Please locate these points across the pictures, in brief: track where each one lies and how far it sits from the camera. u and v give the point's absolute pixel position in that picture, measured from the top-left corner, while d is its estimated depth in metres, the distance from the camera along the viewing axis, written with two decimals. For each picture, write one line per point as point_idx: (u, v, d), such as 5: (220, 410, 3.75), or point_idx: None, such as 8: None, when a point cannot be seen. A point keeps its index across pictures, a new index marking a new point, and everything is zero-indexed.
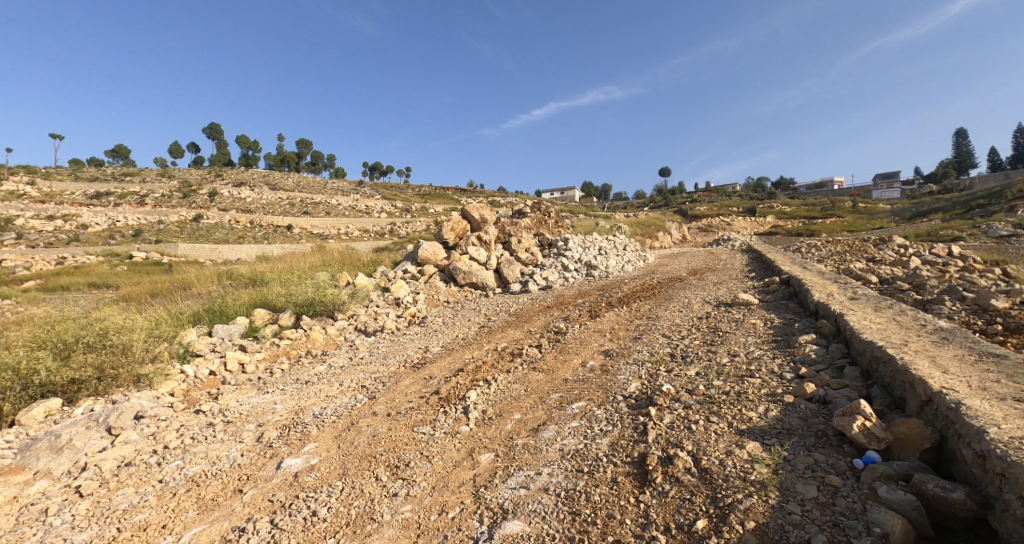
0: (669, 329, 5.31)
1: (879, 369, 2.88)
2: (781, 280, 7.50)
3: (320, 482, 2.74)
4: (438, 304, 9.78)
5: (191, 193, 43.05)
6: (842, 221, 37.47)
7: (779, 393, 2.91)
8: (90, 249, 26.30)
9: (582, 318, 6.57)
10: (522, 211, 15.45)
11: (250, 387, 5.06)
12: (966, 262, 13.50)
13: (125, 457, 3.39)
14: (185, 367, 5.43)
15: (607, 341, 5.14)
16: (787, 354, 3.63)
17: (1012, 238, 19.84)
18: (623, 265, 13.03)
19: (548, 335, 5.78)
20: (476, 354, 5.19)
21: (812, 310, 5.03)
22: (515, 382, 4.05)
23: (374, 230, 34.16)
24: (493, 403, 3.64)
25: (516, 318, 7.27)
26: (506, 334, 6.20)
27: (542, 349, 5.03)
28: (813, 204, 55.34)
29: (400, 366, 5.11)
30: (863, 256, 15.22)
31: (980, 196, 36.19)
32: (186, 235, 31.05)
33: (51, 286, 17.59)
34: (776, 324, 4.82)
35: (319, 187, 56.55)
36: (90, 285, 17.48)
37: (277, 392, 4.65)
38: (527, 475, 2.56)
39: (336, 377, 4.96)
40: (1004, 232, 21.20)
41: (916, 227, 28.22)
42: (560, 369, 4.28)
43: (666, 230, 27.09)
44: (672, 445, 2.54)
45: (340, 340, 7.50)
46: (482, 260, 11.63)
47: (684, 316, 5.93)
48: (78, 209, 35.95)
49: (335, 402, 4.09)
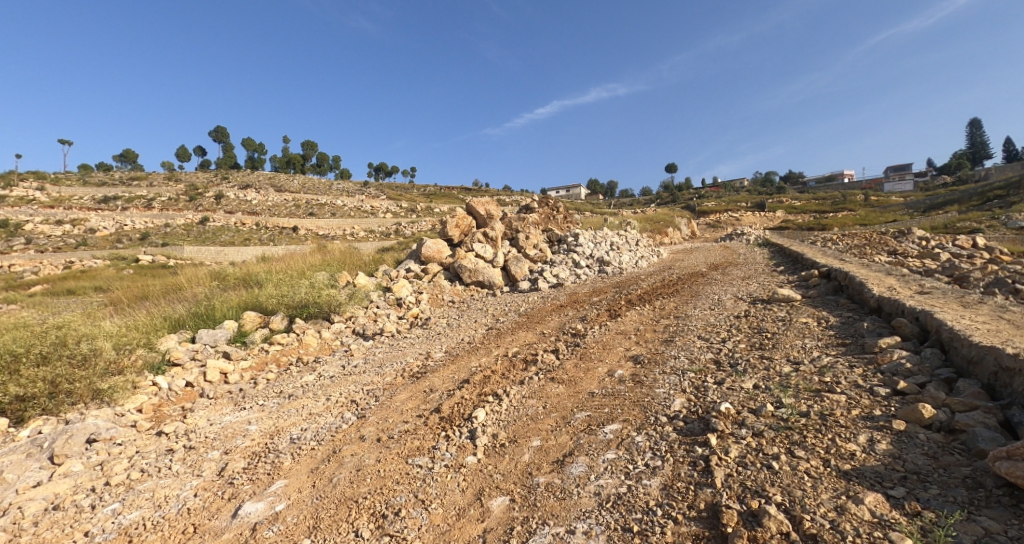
0: (705, 330, 4.61)
1: (1016, 384, 2.18)
2: (819, 273, 6.75)
3: (283, 539, 2.11)
4: (442, 305, 9.15)
5: (198, 196, 42.92)
6: (854, 215, 36.50)
7: (882, 417, 2.22)
8: (96, 253, 26.03)
9: (600, 318, 5.91)
10: (529, 205, 14.80)
11: (227, 402, 4.48)
12: (994, 254, 12.79)
13: (59, 495, 2.79)
14: (158, 379, 4.91)
15: (633, 345, 4.47)
16: (868, 361, 2.93)
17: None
18: (637, 261, 12.35)
19: (565, 338, 5.13)
20: (483, 361, 4.54)
21: (873, 306, 4.33)
22: (531, 397, 3.39)
23: (379, 230, 33.68)
24: (506, 425, 2.99)
25: (527, 319, 6.63)
26: (517, 337, 5.54)
27: (560, 355, 4.38)
28: (824, 198, 54.29)
29: (398, 376, 4.48)
30: (885, 249, 14.45)
31: (997, 186, 35.06)
32: (193, 238, 30.73)
33: (56, 290, 17.28)
34: (834, 324, 4.11)
35: (324, 187, 56.22)
36: (93, 288, 17.11)
37: (255, 409, 4.06)
38: (556, 534, 1.90)
39: (324, 390, 4.35)
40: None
41: (932, 219, 27.31)
42: (582, 380, 3.62)
43: (676, 226, 26.32)
44: (751, 493, 1.87)
45: (335, 345, 6.94)
46: (488, 258, 11.01)
47: (719, 315, 5.24)
48: (86, 213, 35.70)
49: (318, 423, 3.48)
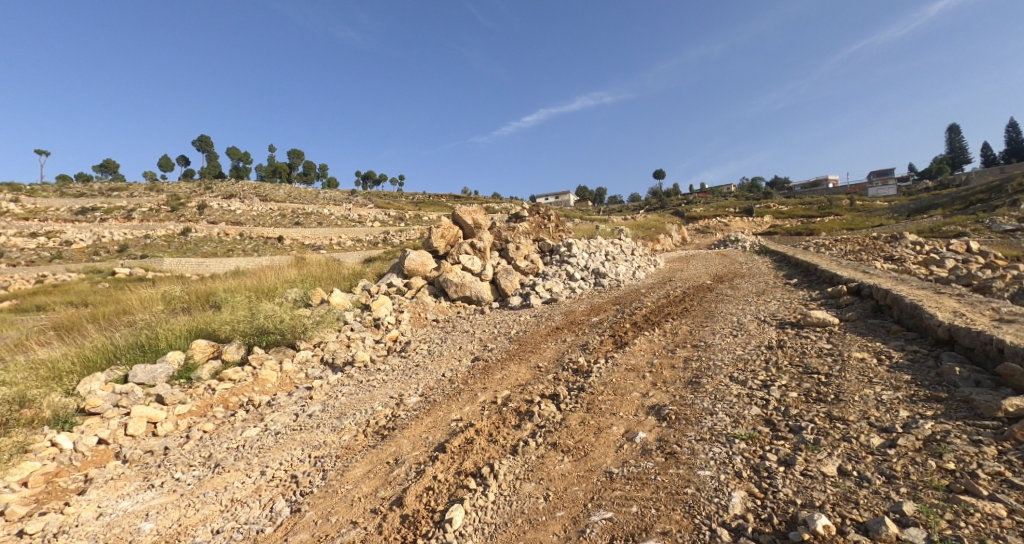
0: (737, 368, 3.76)
1: None
2: (848, 288, 5.97)
3: None
4: (425, 325, 8.24)
5: (180, 206, 41.38)
6: (841, 219, 36.29)
7: None
8: (71, 266, 24.54)
9: (604, 346, 5.06)
10: (519, 213, 13.94)
11: (141, 469, 3.52)
12: (989, 258, 12.37)
13: None
14: (60, 438, 3.97)
15: (652, 389, 3.61)
16: (998, 436, 2.11)
17: (1018, 232, 18.87)
18: (634, 272, 11.59)
19: (565, 375, 4.27)
20: (466, 414, 3.62)
21: (945, 339, 3.53)
22: (528, 480, 2.51)
23: (367, 239, 32.58)
24: (493, 537, 2.11)
25: (520, 346, 5.78)
26: (508, 372, 4.66)
27: (563, 404, 3.52)
28: (811, 203, 54.62)
29: (358, 434, 3.55)
30: (883, 255, 13.92)
31: (978, 190, 35.21)
32: (174, 250, 29.25)
33: (24, 306, 16.03)
34: (903, 362, 3.32)
35: (311, 196, 54.99)
36: (61, 303, 15.83)
37: (168, 485, 3.12)
38: None
39: (264, 454, 3.42)
40: (1009, 224, 20.24)
41: (918, 223, 27.15)
42: (595, 450, 2.74)
43: (668, 232, 25.84)
44: None
45: (299, 380, 5.99)
46: (476, 270, 10.14)
47: (745, 344, 4.42)
48: (62, 225, 34.00)
49: (238, 521, 2.56)
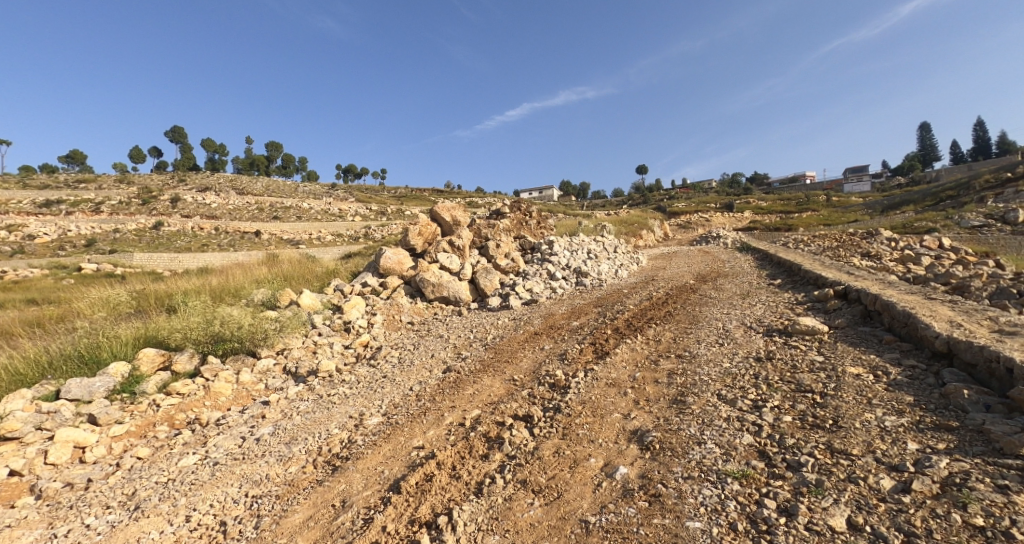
0: (726, 385, 3.46)
1: None
2: (835, 291, 5.78)
3: None
4: (399, 328, 7.80)
5: (151, 199, 39.60)
6: (818, 215, 36.85)
7: None
8: (32, 261, 23.16)
9: (585, 356, 4.74)
10: (500, 209, 13.52)
11: (49, 511, 3.04)
12: (962, 254, 12.52)
13: None
14: None
15: (635, 410, 3.28)
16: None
17: (985, 228, 19.31)
18: (616, 270, 11.35)
19: (541, 391, 3.93)
20: (429, 440, 3.25)
21: (944, 352, 3.30)
22: (493, 532, 2.15)
23: (347, 234, 31.71)
24: None
25: (496, 354, 5.41)
26: (481, 386, 4.30)
27: (537, 428, 3.17)
28: (790, 199, 55.54)
29: (307, 466, 3.15)
30: (860, 251, 13.98)
31: (947, 187, 36.15)
32: (145, 244, 27.88)
33: None
34: (902, 379, 3.07)
35: (290, 189, 53.37)
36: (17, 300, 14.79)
37: (73, 536, 2.67)
38: None
39: (195, 491, 2.99)
40: (976, 220, 20.70)
41: (892, 219, 27.69)
42: (570, 489, 2.40)
43: (650, 227, 25.81)
44: None
45: (257, 392, 5.52)
46: (454, 269, 9.71)
47: (733, 355, 4.13)
48: (23, 218, 32.10)
49: None
